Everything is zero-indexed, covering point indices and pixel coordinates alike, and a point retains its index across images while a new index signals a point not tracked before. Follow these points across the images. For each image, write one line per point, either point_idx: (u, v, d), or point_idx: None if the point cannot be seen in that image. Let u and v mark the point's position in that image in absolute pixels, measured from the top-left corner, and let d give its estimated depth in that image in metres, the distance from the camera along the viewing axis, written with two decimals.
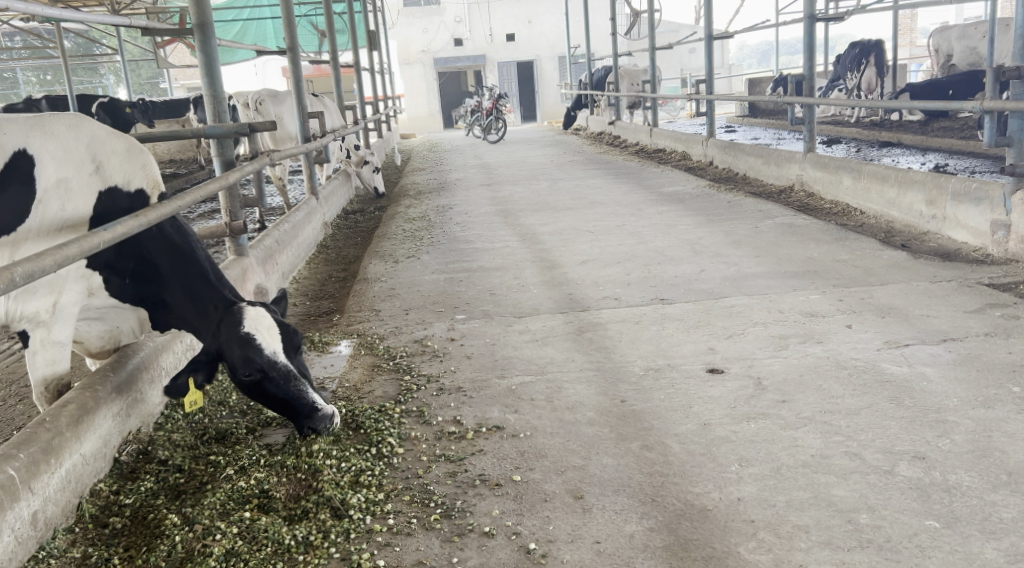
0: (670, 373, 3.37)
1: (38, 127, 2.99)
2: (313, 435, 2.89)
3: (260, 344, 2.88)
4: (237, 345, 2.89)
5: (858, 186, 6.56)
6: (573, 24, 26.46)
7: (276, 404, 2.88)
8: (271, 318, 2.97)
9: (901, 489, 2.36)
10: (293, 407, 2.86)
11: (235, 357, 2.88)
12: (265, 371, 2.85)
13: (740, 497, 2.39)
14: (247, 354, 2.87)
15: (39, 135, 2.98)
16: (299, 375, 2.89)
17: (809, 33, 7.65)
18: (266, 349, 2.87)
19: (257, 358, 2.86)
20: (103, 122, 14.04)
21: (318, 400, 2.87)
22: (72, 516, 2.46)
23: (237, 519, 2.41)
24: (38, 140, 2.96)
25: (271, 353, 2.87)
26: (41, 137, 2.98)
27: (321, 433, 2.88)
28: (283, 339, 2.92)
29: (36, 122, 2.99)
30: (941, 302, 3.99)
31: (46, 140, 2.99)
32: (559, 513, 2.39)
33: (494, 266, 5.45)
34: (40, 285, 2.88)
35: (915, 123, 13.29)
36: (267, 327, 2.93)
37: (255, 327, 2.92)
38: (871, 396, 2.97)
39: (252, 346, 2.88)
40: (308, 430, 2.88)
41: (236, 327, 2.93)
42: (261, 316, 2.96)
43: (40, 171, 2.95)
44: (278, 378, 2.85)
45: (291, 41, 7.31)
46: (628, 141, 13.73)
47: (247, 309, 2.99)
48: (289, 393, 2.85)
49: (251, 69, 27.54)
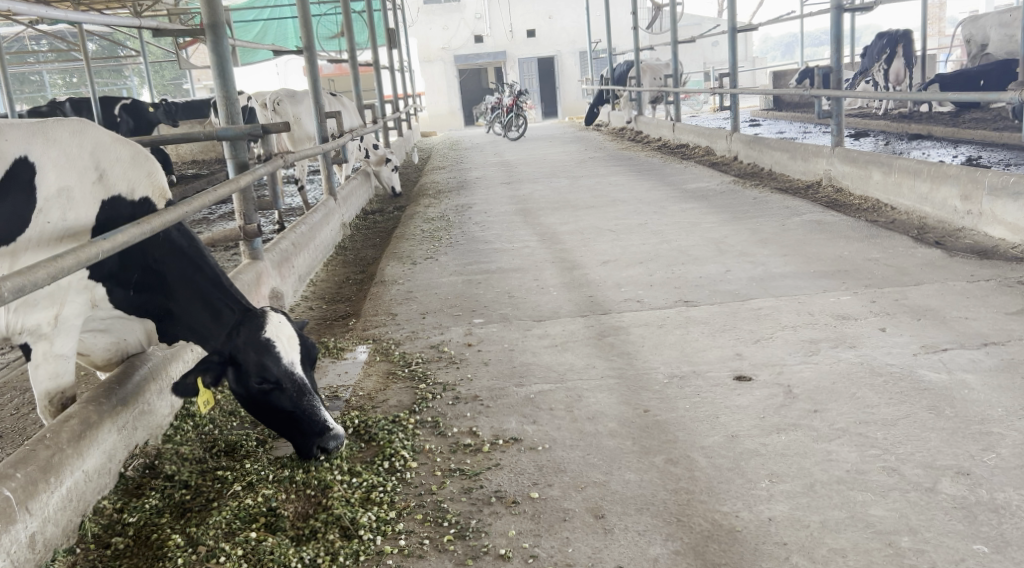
0: (696, 380, 3.22)
1: (41, 133, 2.91)
2: (321, 458, 2.72)
3: (277, 353, 2.77)
4: (252, 351, 2.79)
5: (888, 180, 6.37)
6: (595, 19, 26.21)
7: (283, 418, 2.75)
8: (292, 328, 2.87)
9: (944, 508, 2.21)
10: (301, 423, 2.72)
11: (249, 364, 2.78)
12: (278, 382, 2.75)
13: (772, 517, 2.25)
14: (262, 361, 2.77)
15: (41, 142, 2.90)
16: (313, 391, 2.77)
17: (835, 24, 7.43)
18: (283, 359, 2.77)
19: (273, 368, 2.76)
20: (127, 124, 13.93)
21: (329, 419, 2.72)
22: (74, 536, 2.38)
23: (242, 540, 2.31)
24: (40, 147, 2.88)
25: (288, 364, 2.76)
26: (44, 145, 2.90)
27: (327, 456, 2.72)
28: (301, 351, 2.82)
29: (39, 129, 2.91)
30: (980, 302, 3.82)
31: (48, 147, 2.91)
32: (579, 533, 2.27)
33: (513, 267, 5.34)
34: (40, 297, 2.80)
35: (946, 115, 12.98)
36: (287, 337, 2.82)
37: (276, 334, 2.82)
38: (908, 405, 2.82)
39: (269, 353, 2.78)
40: (315, 451, 2.72)
41: (255, 331, 2.83)
42: (282, 324, 2.86)
43: (41, 179, 2.87)
44: (291, 391, 2.74)
45: (307, 40, 7.20)
46: (650, 136, 13.55)
47: (270, 315, 2.90)
48: (300, 407, 2.73)
49: (273, 69, 27.72)
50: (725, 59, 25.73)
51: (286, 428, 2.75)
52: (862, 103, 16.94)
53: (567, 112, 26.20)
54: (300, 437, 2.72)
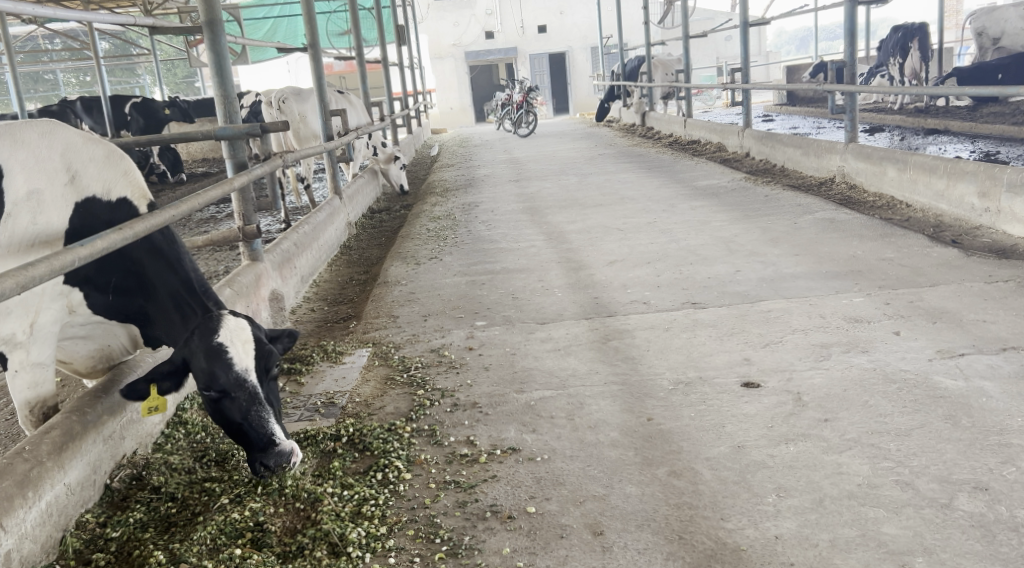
0: (702, 388, 3.11)
1: (8, 135, 2.81)
2: (270, 474, 2.59)
3: (229, 360, 2.63)
4: (203, 357, 2.65)
5: (904, 177, 6.22)
6: (606, 15, 26.04)
7: (234, 429, 2.63)
8: (251, 332, 2.73)
9: (961, 527, 2.10)
10: (249, 436, 2.60)
11: (199, 370, 2.65)
12: (227, 390, 2.61)
13: (778, 535, 2.15)
14: (212, 368, 2.63)
15: (9, 145, 2.80)
16: (265, 401, 2.64)
17: (849, 17, 7.27)
18: (235, 366, 2.63)
19: (222, 376, 2.62)
20: (138, 123, 13.88)
21: (276, 433, 2.59)
22: (54, 552, 2.30)
23: (226, 558, 2.23)
24: (7, 150, 2.78)
25: (241, 371, 2.63)
26: (11, 147, 2.80)
27: (277, 472, 2.58)
28: (256, 358, 2.67)
29: (5, 131, 2.81)
30: (999, 305, 3.69)
31: (15, 149, 2.81)
32: (577, 552, 2.18)
33: (518, 268, 5.23)
34: (14, 306, 2.69)
35: (962, 110, 12.77)
36: (242, 341, 2.68)
37: (230, 339, 2.68)
38: (924, 414, 2.70)
39: (220, 360, 2.64)
40: (264, 468, 2.59)
41: (210, 335, 2.69)
42: (241, 328, 2.73)
43: (9, 183, 2.76)
44: (242, 401, 2.61)
45: (311, 37, 7.06)
46: (662, 132, 13.37)
47: (226, 318, 2.76)
48: (249, 418, 2.60)
49: (284, 66, 27.84)
50: (738, 53, 25.60)
51: (237, 438, 2.65)
52: (876, 98, 16.76)
53: (578, 108, 26.07)
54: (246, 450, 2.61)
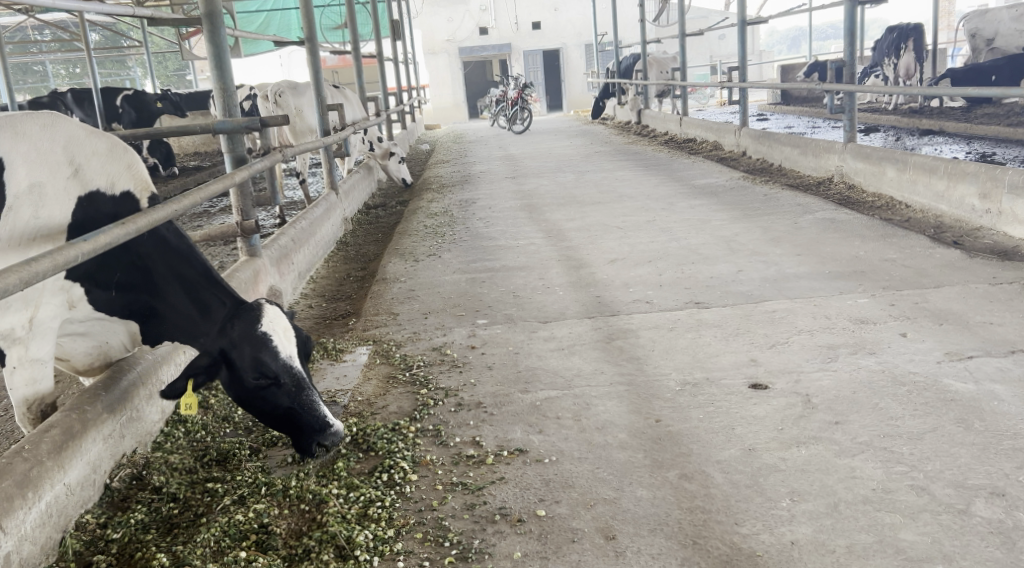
0: (709, 389, 3.08)
1: (10, 126, 2.74)
2: (322, 451, 2.69)
3: (275, 347, 2.68)
4: (248, 347, 2.68)
5: (903, 177, 6.21)
6: (601, 13, 26.02)
7: (282, 415, 2.68)
8: (287, 320, 2.77)
9: (980, 533, 2.08)
10: (301, 420, 2.66)
11: (245, 360, 2.68)
12: (277, 377, 2.66)
13: (794, 541, 2.12)
14: (259, 356, 2.67)
15: (10, 136, 2.72)
16: (312, 385, 2.71)
17: (849, 17, 7.26)
18: (281, 353, 2.68)
19: (271, 363, 2.67)
20: (130, 116, 13.78)
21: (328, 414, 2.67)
22: (54, 554, 2.25)
23: (230, 561, 2.18)
24: (10, 142, 2.71)
25: (286, 358, 2.68)
26: (12, 139, 2.73)
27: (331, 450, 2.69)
28: (297, 344, 2.74)
29: (7, 122, 2.73)
30: (1004, 307, 3.67)
31: (17, 141, 2.74)
32: (590, 558, 2.14)
33: (518, 265, 5.19)
34: (15, 301, 2.62)
35: (957, 111, 12.80)
36: (282, 330, 2.72)
37: (271, 328, 2.71)
38: (935, 418, 2.67)
39: (266, 349, 2.67)
40: (316, 447, 2.68)
41: (251, 324, 2.72)
42: (278, 316, 2.76)
43: (10, 176, 2.69)
44: (290, 387, 2.67)
45: (308, 30, 7.00)
46: (657, 131, 13.35)
47: (265, 307, 2.79)
48: (299, 402, 2.66)
49: (276, 60, 27.76)
50: (732, 52, 25.59)
51: (283, 423, 2.70)
52: (871, 99, 16.76)
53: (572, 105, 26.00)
54: (298, 434, 2.67)
